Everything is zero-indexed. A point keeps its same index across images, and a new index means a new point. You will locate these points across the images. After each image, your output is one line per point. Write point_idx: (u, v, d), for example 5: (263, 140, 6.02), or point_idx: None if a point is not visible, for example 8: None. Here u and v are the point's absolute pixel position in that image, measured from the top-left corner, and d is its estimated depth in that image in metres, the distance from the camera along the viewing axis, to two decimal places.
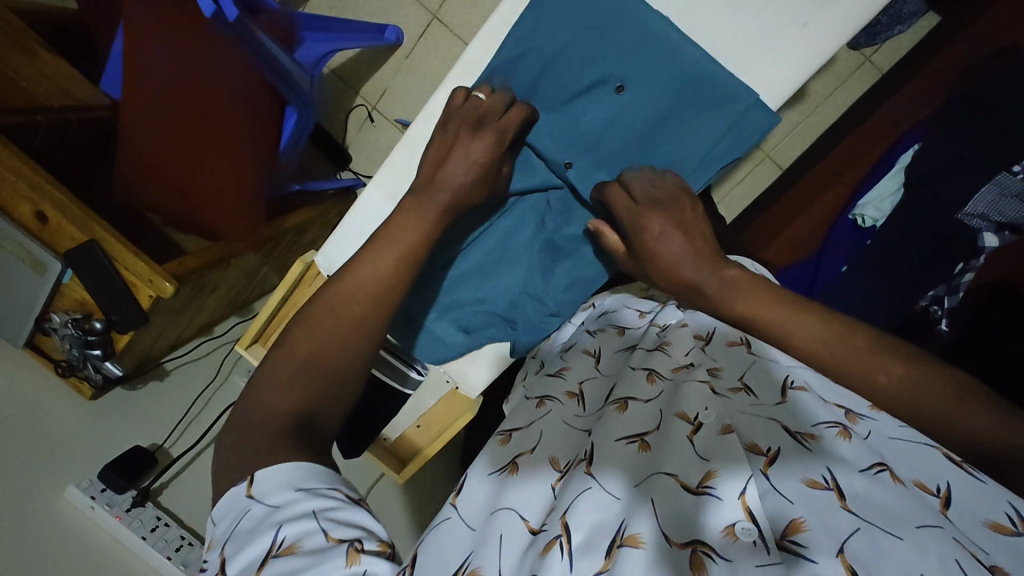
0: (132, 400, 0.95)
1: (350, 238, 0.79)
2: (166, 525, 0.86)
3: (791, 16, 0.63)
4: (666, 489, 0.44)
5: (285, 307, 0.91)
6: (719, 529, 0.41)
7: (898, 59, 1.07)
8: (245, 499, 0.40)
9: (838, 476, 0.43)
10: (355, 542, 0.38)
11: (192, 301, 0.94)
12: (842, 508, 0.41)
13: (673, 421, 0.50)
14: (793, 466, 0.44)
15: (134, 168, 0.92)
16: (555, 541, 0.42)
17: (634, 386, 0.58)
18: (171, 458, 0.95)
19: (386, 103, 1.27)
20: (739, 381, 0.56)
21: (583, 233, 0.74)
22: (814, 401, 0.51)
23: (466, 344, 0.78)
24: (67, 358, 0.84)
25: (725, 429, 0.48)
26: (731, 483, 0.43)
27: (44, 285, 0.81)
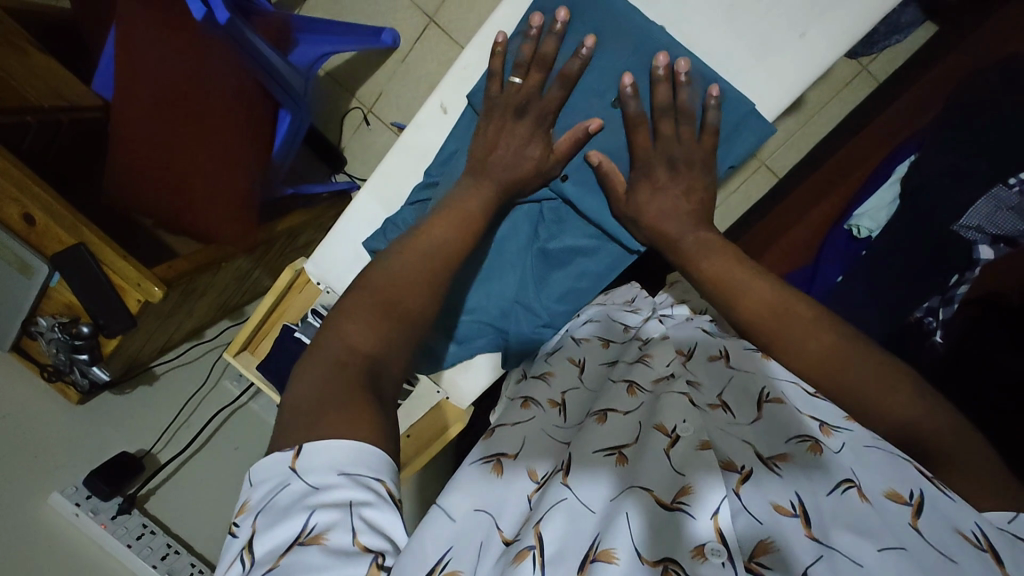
0: (119, 405, 0.94)
1: (341, 248, 0.79)
2: (152, 532, 0.85)
3: (790, 24, 0.63)
4: (642, 503, 0.44)
5: (276, 312, 0.90)
6: (689, 548, 0.41)
7: (895, 69, 1.07)
8: (286, 470, 0.37)
9: (805, 500, 0.43)
10: (380, 555, 0.35)
11: (181, 306, 0.93)
12: (806, 537, 0.40)
13: (651, 433, 0.50)
14: (765, 487, 0.44)
15: (126, 167, 0.91)
16: (527, 552, 0.41)
17: (615, 397, 0.56)
18: (158, 464, 0.93)
19: (382, 106, 1.26)
20: (718, 396, 0.56)
21: (578, 243, 0.74)
22: (790, 413, 0.51)
23: (457, 355, 0.79)
24: (53, 362, 0.83)
25: (703, 444, 0.48)
26: (704, 502, 0.43)
27: (31, 289, 0.80)
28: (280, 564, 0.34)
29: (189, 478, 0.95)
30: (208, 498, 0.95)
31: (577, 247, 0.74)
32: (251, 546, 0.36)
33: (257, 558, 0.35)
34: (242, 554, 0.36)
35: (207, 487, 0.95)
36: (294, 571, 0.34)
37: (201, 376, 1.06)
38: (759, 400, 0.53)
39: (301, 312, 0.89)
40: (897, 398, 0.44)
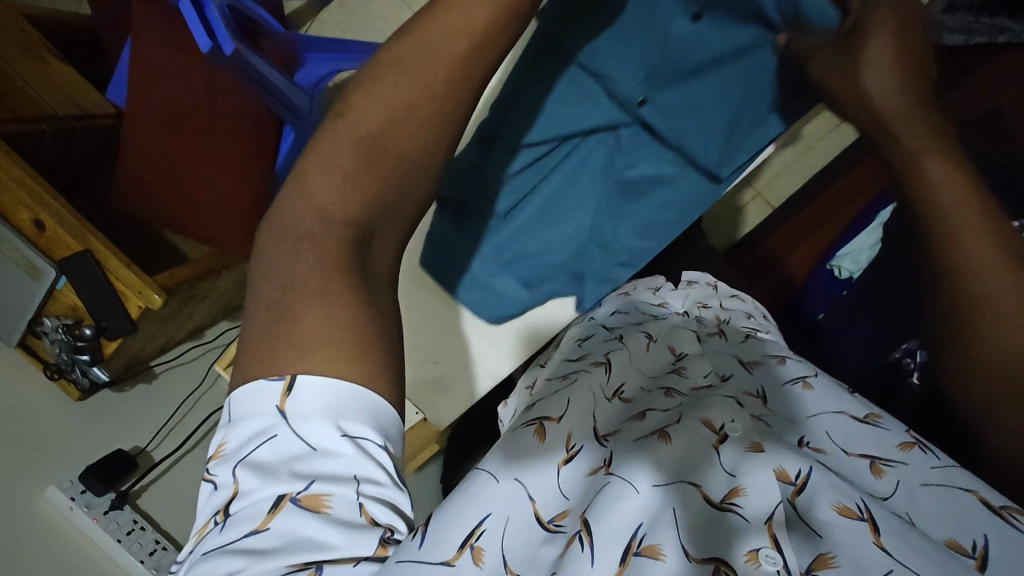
0: (118, 402, 0.98)
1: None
2: (142, 528, 0.88)
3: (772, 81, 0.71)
4: (688, 499, 0.43)
5: None
6: (742, 552, 0.39)
7: None
8: (275, 417, 0.36)
9: (871, 507, 0.43)
10: (387, 530, 0.36)
11: (180, 310, 0.97)
12: (874, 545, 0.40)
13: (697, 426, 0.49)
14: (822, 492, 0.44)
15: (135, 177, 0.94)
16: (574, 537, 0.41)
17: (652, 399, 0.57)
18: (153, 462, 0.96)
19: None
20: (765, 407, 0.54)
21: (655, 172, 0.81)
22: (840, 456, 0.50)
23: (530, 297, 0.81)
24: (55, 361, 0.86)
25: (754, 447, 0.47)
26: (760, 504, 0.42)
27: (38, 291, 0.83)
28: (266, 528, 0.34)
29: (180, 477, 0.98)
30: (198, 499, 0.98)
31: (658, 175, 0.81)
32: (226, 506, 0.36)
33: (233, 516, 0.35)
34: (219, 514, 0.36)
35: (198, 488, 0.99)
36: (288, 539, 0.33)
37: (200, 375, 1.10)
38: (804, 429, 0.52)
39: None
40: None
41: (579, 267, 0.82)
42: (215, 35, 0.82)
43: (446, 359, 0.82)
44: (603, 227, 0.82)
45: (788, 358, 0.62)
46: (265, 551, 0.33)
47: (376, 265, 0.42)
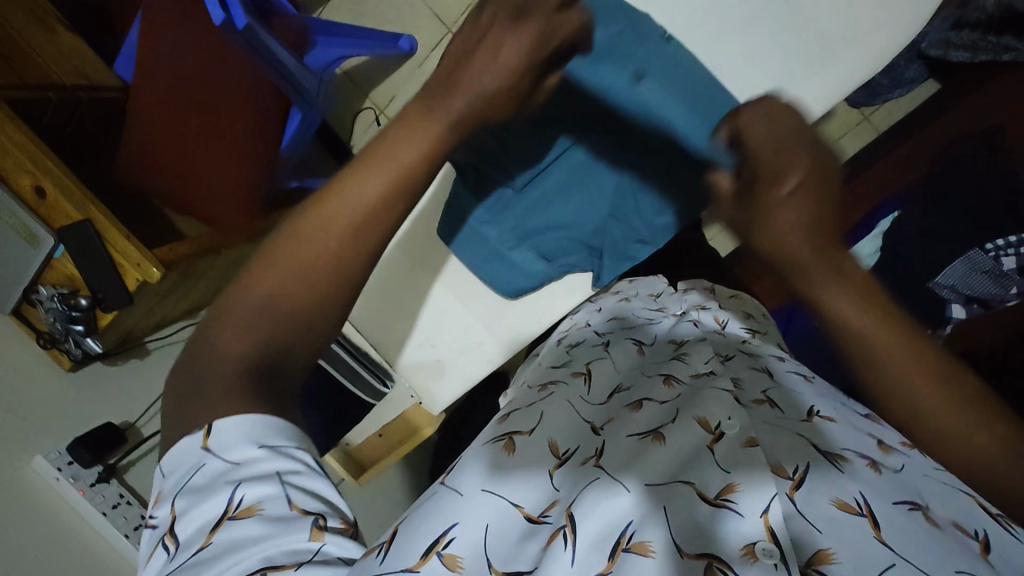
0: (109, 377, 0.97)
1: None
2: (128, 503, 0.87)
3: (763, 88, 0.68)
4: (683, 496, 0.43)
5: None
6: (740, 548, 0.39)
7: (895, 121, 1.12)
8: (199, 451, 0.37)
9: (873, 503, 0.42)
10: (321, 516, 0.35)
11: (179, 285, 0.96)
12: (876, 539, 0.40)
13: (692, 424, 0.49)
14: (822, 487, 0.43)
15: (140, 152, 0.94)
16: (559, 532, 0.41)
17: (652, 387, 0.58)
18: (141, 437, 0.95)
19: (394, 109, 1.34)
20: (762, 394, 0.55)
21: None
22: (842, 431, 0.50)
23: (547, 271, 0.79)
24: (49, 330, 0.86)
25: (749, 439, 0.46)
26: (755, 498, 0.42)
27: (35, 258, 0.83)
28: (208, 543, 0.34)
29: None
30: None
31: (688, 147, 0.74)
32: (173, 535, 0.36)
33: (180, 544, 0.35)
34: (167, 537, 0.35)
35: None
36: (230, 546, 0.33)
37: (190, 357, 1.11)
38: (811, 413, 0.52)
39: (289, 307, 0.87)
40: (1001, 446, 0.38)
41: (601, 243, 0.78)
42: (228, 9, 0.80)
43: (446, 347, 0.82)
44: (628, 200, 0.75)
45: (785, 359, 0.65)
46: (209, 562, 0.33)
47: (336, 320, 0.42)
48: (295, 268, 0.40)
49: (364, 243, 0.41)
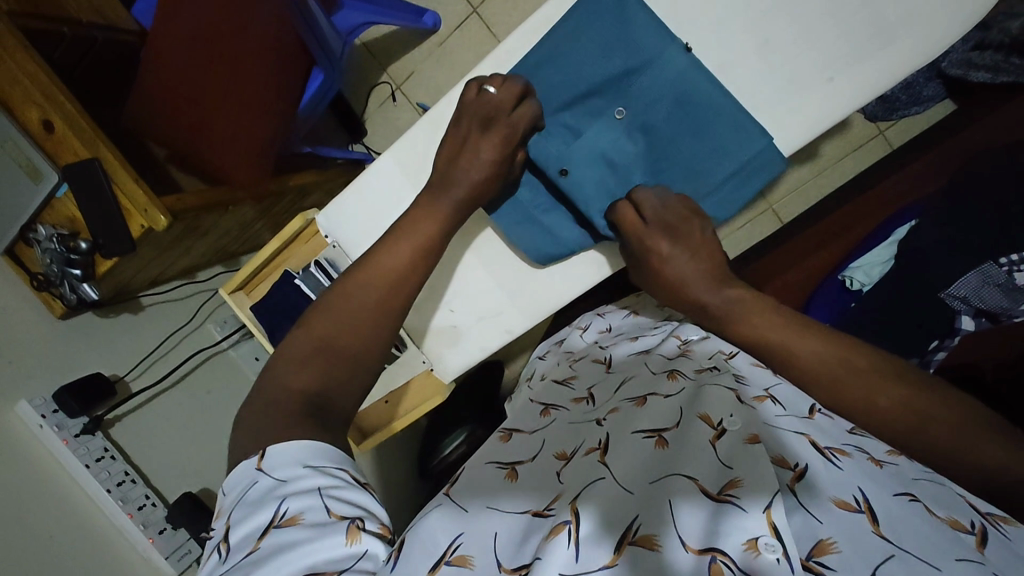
0: (100, 328, 0.94)
1: (357, 205, 0.72)
2: (112, 458, 0.83)
3: (815, 70, 0.62)
4: (680, 490, 0.39)
5: (275, 262, 0.83)
6: (740, 541, 0.36)
7: (909, 138, 1.13)
8: (252, 471, 0.42)
9: (871, 497, 0.39)
10: (358, 520, 0.39)
11: (181, 240, 0.94)
12: (875, 533, 0.36)
13: (694, 422, 0.46)
14: (822, 481, 0.40)
15: (159, 98, 0.89)
16: (563, 526, 0.38)
17: (655, 383, 0.55)
18: (130, 392, 0.92)
19: (411, 85, 1.32)
20: (765, 391, 0.52)
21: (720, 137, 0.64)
22: (841, 430, 0.47)
23: (584, 242, 0.69)
24: (44, 271, 0.82)
25: (752, 438, 0.42)
26: (757, 494, 0.37)
27: (36, 195, 0.79)
28: (258, 547, 0.38)
29: (158, 413, 0.94)
30: (173, 438, 0.94)
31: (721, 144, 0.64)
32: (225, 540, 0.40)
33: (232, 546, 0.39)
34: (219, 545, 0.40)
35: (174, 427, 0.95)
36: (274, 552, 0.37)
37: (185, 317, 1.07)
38: (810, 409, 0.50)
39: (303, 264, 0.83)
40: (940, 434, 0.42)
41: None
42: None
43: (466, 313, 0.74)
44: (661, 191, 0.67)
45: None
46: (258, 565, 0.37)
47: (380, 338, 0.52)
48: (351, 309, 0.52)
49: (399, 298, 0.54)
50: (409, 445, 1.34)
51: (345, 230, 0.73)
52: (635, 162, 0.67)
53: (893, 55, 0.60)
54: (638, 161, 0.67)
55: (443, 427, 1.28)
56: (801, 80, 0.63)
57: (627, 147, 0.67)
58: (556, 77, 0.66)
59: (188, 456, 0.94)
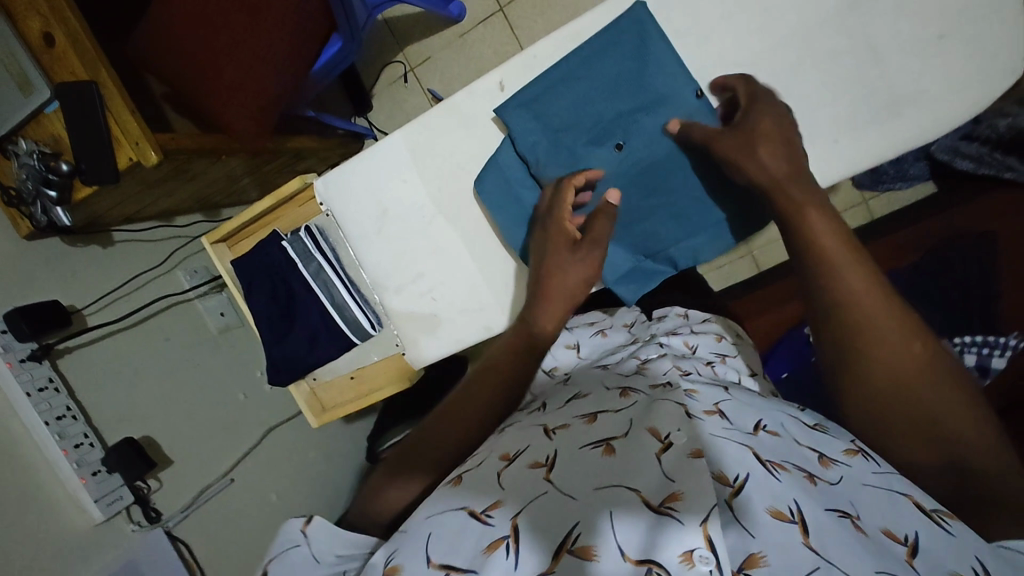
0: (65, 255, 0.90)
1: (356, 182, 0.72)
2: (56, 390, 0.80)
3: (824, 129, 0.63)
4: (620, 503, 0.38)
5: (266, 220, 0.82)
6: (676, 552, 0.35)
7: (892, 211, 1.18)
8: (295, 534, 0.47)
9: (805, 509, 0.38)
10: None
11: (166, 181, 0.91)
12: (804, 545, 0.36)
13: (641, 434, 0.42)
14: (758, 493, 0.38)
15: (167, 28, 0.86)
16: (502, 539, 0.38)
17: (605, 398, 0.50)
18: (86, 325, 0.89)
19: (424, 70, 1.32)
20: (714, 406, 0.49)
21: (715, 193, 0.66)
22: (789, 442, 0.46)
23: None
24: (17, 187, 0.79)
25: (695, 452, 0.40)
26: (695, 507, 0.36)
27: (23, 108, 0.76)
28: None
29: (112, 351, 0.91)
30: (123, 380, 0.91)
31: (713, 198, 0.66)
32: None
33: None
34: None
35: (123, 370, 0.91)
36: None
37: (155, 260, 1.05)
38: (756, 426, 0.47)
39: (294, 226, 0.82)
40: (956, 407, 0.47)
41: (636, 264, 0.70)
42: None
43: (447, 303, 0.73)
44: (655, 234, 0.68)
45: None
46: None
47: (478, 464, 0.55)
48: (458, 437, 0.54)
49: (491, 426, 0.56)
50: (360, 425, 1.33)
51: (342, 198, 0.73)
52: (631, 208, 0.67)
53: (899, 126, 0.62)
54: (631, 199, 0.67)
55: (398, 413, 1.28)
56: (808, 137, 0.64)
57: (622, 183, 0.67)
58: (565, 97, 0.66)
59: (135, 399, 0.91)
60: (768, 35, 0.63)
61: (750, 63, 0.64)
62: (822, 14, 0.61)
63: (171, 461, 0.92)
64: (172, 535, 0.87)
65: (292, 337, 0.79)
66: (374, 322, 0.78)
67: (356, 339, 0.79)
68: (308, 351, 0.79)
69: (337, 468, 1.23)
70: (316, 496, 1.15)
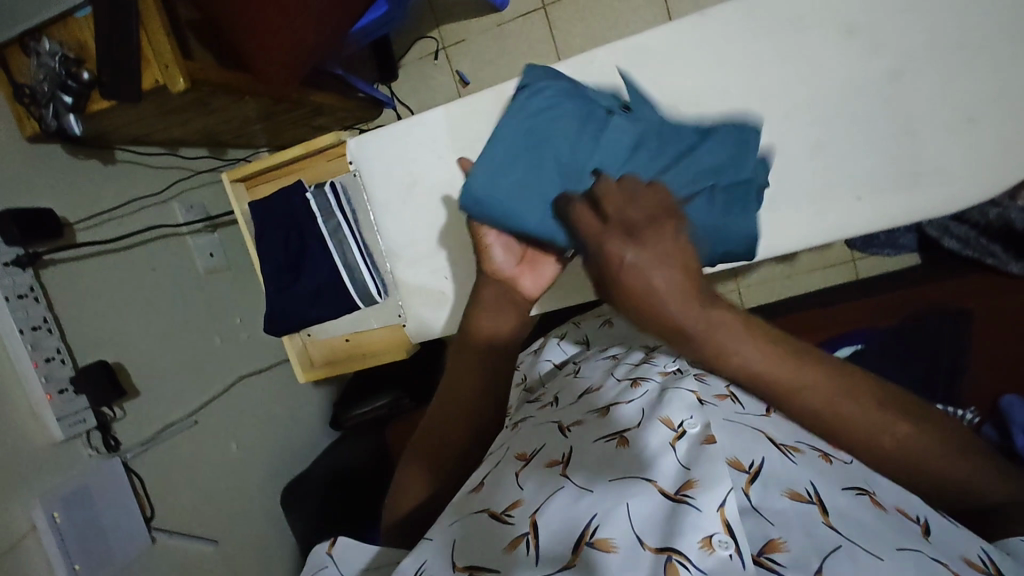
0: (65, 165, 0.87)
1: (393, 145, 0.72)
2: (35, 300, 0.77)
3: (849, 185, 0.66)
4: (637, 497, 0.39)
5: (290, 168, 0.81)
6: (695, 539, 0.36)
7: (876, 274, 1.23)
8: (324, 556, 0.56)
9: (821, 491, 0.40)
10: None
11: (184, 109, 0.89)
12: (825, 523, 0.37)
13: (655, 425, 0.44)
14: (776, 475, 0.40)
15: None
16: (521, 538, 0.39)
17: (617, 391, 0.51)
18: (76, 241, 0.86)
19: (456, 52, 1.31)
20: (724, 392, 0.50)
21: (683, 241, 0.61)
22: (799, 431, 0.47)
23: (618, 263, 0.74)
24: (32, 86, 0.77)
25: (708, 439, 0.41)
26: (712, 489, 0.38)
27: (53, 6, 0.74)
28: None
29: (96, 271, 0.88)
30: (103, 303, 0.88)
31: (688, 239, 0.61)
32: None
33: None
34: None
35: (106, 293, 0.89)
36: None
37: (154, 187, 1.02)
38: (766, 412, 0.49)
39: (318, 180, 0.81)
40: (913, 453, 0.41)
41: None
42: None
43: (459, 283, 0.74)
44: None
45: None
46: None
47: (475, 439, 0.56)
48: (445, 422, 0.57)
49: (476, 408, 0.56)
50: (327, 391, 1.32)
51: (374, 162, 0.74)
52: None
53: (917, 197, 0.65)
54: None
55: (369, 384, 1.28)
56: (833, 188, 0.67)
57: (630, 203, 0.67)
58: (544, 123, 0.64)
59: (113, 324, 0.89)
60: (809, 85, 0.66)
61: (791, 110, 0.66)
62: (868, 77, 0.64)
63: (137, 392, 0.90)
64: (127, 466, 0.85)
65: (293, 289, 0.79)
66: (380, 288, 0.78)
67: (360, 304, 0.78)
68: (308, 303, 0.78)
69: (299, 429, 1.22)
70: (275, 452, 1.14)
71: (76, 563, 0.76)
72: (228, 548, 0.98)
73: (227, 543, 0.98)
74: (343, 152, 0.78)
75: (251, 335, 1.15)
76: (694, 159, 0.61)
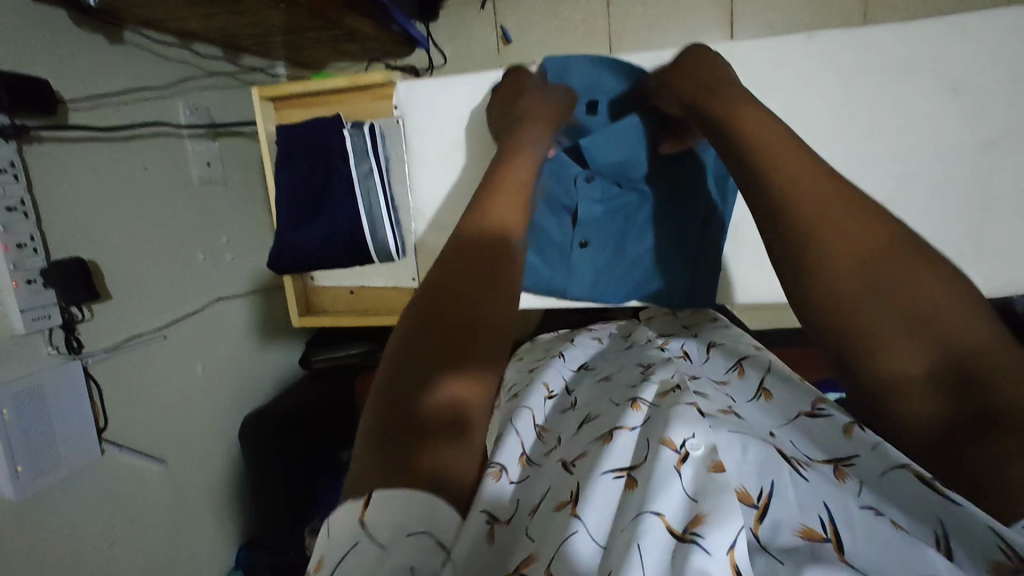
0: (67, 34, 0.79)
1: (444, 98, 0.73)
2: (15, 177, 0.70)
3: None
4: (650, 539, 0.34)
5: (328, 97, 0.78)
6: None
7: None
8: None
9: (837, 517, 0.36)
10: None
11: (210, 3, 0.82)
12: (842, 558, 0.33)
13: (658, 450, 0.39)
14: (784, 511, 0.36)
15: None
16: None
17: (614, 413, 0.47)
18: (68, 121, 0.78)
19: (505, 6, 1.24)
20: (726, 406, 0.47)
21: (604, 271, 0.74)
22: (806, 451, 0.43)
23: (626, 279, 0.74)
24: None
25: (716, 466, 0.37)
26: (722, 530, 0.33)
27: None
28: None
29: (83, 157, 0.80)
30: (86, 194, 0.81)
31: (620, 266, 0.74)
32: None
33: None
34: None
35: (90, 184, 0.81)
36: None
37: (160, 79, 0.94)
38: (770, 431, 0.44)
39: (354, 117, 0.78)
40: (938, 297, 0.39)
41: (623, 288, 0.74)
42: None
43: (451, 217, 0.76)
44: (612, 270, 0.74)
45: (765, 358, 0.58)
46: None
47: (473, 359, 0.45)
48: (452, 335, 0.46)
49: (479, 311, 0.48)
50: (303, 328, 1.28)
51: (419, 109, 0.74)
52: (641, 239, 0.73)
53: (976, 273, 0.69)
54: (621, 239, 0.74)
55: (346, 333, 1.24)
56: None
57: (614, 221, 0.73)
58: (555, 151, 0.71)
59: (93, 220, 0.82)
60: None
61: (870, 158, 0.68)
62: (964, 142, 0.66)
63: (109, 297, 0.84)
64: (87, 372, 0.79)
65: (309, 228, 0.77)
66: (398, 246, 0.77)
67: (377, 258, 0.77)
68: (319, 244, 0.76)
69: (266, 362, 1.18)
70: (239, 382, 1.10)
71: (19, 465, 0.70)
72: (175, 471, 0.94)
73: (175, 466, 0.94)
74: (389, 94, 0.76)
75: (234, 257, 1.10)
76: (653, 225, 0.72)
